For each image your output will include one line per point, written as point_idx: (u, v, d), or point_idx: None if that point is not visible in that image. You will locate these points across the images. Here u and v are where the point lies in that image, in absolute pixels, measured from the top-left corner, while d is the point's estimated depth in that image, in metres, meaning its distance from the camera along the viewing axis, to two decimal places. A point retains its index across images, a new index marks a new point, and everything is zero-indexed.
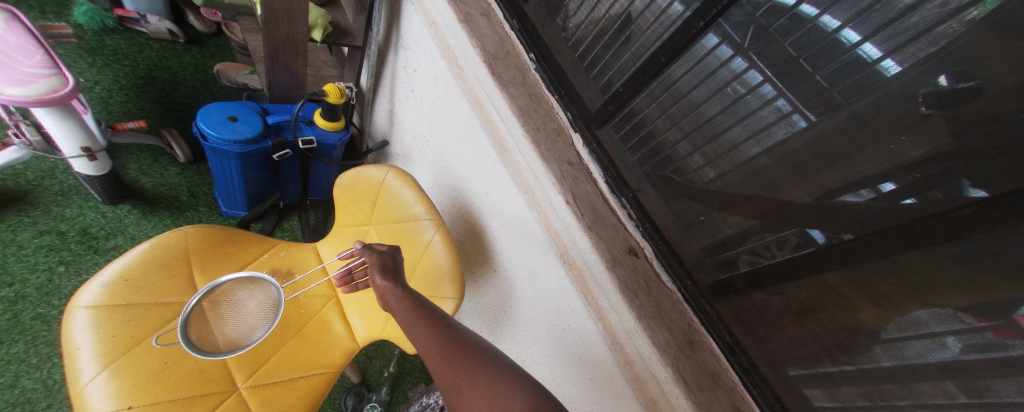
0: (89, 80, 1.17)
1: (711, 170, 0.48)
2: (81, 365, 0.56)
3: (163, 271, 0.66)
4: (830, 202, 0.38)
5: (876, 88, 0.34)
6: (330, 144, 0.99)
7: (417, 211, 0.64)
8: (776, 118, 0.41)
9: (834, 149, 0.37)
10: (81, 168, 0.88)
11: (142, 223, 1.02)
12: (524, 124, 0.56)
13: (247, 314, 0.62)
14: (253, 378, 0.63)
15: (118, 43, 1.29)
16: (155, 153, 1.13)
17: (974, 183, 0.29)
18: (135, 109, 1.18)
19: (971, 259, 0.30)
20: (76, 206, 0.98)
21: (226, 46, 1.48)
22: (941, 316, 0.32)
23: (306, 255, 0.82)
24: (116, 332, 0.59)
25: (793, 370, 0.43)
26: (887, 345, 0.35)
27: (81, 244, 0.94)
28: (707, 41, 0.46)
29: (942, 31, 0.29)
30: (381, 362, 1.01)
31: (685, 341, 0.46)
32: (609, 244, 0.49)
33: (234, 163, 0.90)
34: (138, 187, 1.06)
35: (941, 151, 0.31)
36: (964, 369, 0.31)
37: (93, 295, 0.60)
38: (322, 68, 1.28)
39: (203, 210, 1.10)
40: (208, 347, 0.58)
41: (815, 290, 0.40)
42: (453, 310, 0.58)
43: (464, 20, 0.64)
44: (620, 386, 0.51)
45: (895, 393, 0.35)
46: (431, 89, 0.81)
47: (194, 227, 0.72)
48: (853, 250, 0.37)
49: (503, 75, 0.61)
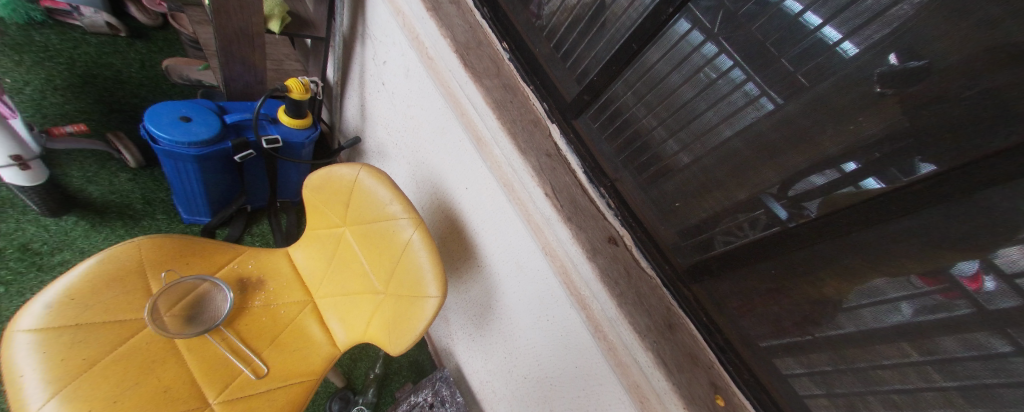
0: (17, 81, 1.06)
1: (687, 156, 0.49)
2: (27, 392, 0.52)
3: (114, 287, 0.61)
4: (795, 182, 0.39)
5: (837, 70, 0.34)
6: (297, 142, 0.94)
7: (394, 210, 0.62)
8: (744, 102, 0.42)
9: (800, 130, 0.38)
10: (12, 179, 0.80)
11: (91, 235, 0.94)
12: (499, 116, 0.54)
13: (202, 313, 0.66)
14: (225, 393, 0.61)
15: (48, 38, 1.17)
16: (101, 158, 1.04)
17: (924, 158, 0.31)
18: (74, 110, 1.08)
19: (923, 232, 0.31)
20: (13, 220, 0.90)
21: (175, 40, 1.37)
22: (895, 284, 0.34)
23: (278, 260, 0.79)
24: (65, 355, 0.54)
25: (763, 342, 0.45)
26: (849, 313, 0.37)
27: (22, 261, 0.87)
28: (679, 27, 0.46)
29: (894, 13, 0.30)
30: (366, 363, 0.99)
31: (664, 324, 0.47)
32: (589, 234, 0.49)
33: (191, 166, 0.84)
34: (85, 196, 0.97)
35: (897, 130, 0.32)
36: (917, 330, 0.32)
37: (35, 318, 0.56)
38: (284, 62, 1.21)
39: (161, 217, 1.03)
40: (157, 322, 0.62)
41: (783, 269, 0.41)
42: (397, 353, 0.60)
43: (432, 9, 0.62)
44: (604, 372, 0.52)
45: (856, 356, 0.37)
46: (403, 82, 0.78)
47: (146, 238, 0.67)
48: (819, 229, 0.38)
49: (475, 65, 0.59)
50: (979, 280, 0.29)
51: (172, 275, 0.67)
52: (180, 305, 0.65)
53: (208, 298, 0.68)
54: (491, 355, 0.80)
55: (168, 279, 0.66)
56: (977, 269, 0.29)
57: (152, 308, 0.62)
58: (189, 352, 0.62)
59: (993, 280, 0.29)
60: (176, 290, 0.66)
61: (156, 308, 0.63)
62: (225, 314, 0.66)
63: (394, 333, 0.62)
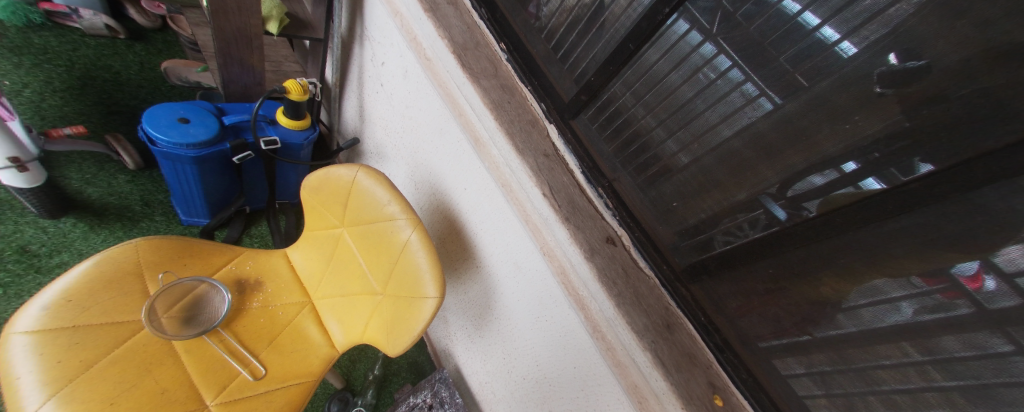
0: (16, 83, 1.06)
1: (686, 156, 0.49)
2: (23, 394, 0.52)
3: (112, 289, 0.61)
4: (794, 182, 0.39)
5: (835, 69, 0.34)
6: (296, 143, 0.94)
7: (392, 211, 0.62)
8: (743, 102, 0.42)
9: (799, 130, 0.38)
10: (10, 181, 0.81)
11: (90, 237, 0.94)
12: (497, 117, 0.54)
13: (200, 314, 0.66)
14: (223, 394, 0.61)
15: (47, 40, 1.17)
16: (100, 160, 1.04)
17: (923, 158, 0.31)
18: (73, 112, 1.08)
19: (921, 231, 0.31)
20: (11, 222, 0.90)
21: (174, 42, 1.38)
22: (895, 283, 0.33)
23: (277, 261, 0.79)
24: (62, 357, 0.54)
25: (763, 342, 0.45)
26: (848, 313, 0.37)
27: (20, 263, 0.86)
28: (678, 27, 0.46)
29: (893, 13, 0.30)
30: (365, 364, 0.99)
31: (662, 324, 0.47)
32: (587, 234, 0.49)
33: (190, 168, 0.84)
34: (83, 198, 0.97)
35: (895, 129, 0.32)
36: (917, 330, 0.32)
37: (32, 320, 0.56)
38: (284, 63, 1.22)
39: (160, 219, 1.03)
40: (155, 323, 0.61)
41: (783, 269, 0.41)
42: (396, 354, 0.60)
43: (430, 10, 0.62)
44: (602, 372, 0.52)
45: (856, 356, 0.37)
46: (401, 83, 0.78)
47: (145, 240, 0.67)
48: (817, 228, 0.38)
49: (473, 66, 0.59)
50: (979, 280, 0.29)
51: (169, 277, 0.67)
52: (178, 305, 0.65)
53: (206, 300, 0.68)
54: (490, 356, 0.80)
55: (167, 280, 0.66)
56: (977, 269, 0.29)
57: (149, 309, 0.62)
58: (187, 354, 0.62)
59: (993, 279, 0.28)
60: (174, 291, 0.66)
61: (154, 309, 0.63)
62: (223, 316, 0.66)
63: (392, 334, 0.62)
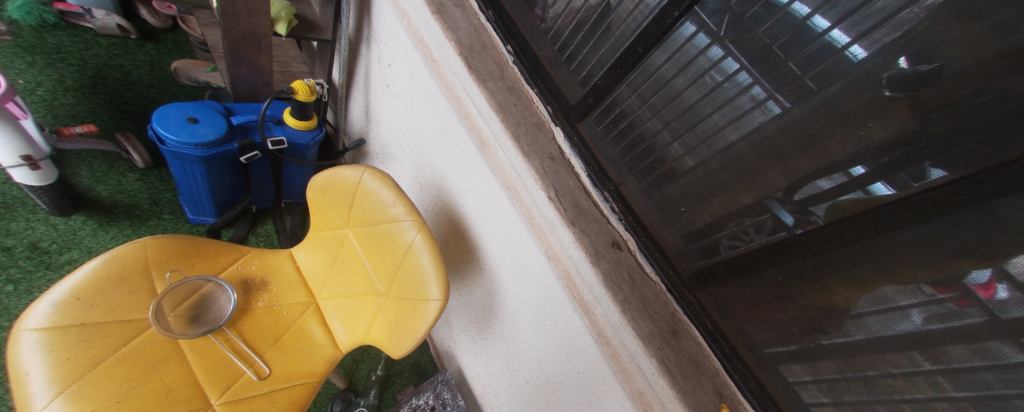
0: (29, 82, 1.08)
1: (692, 159, 0.48)
2: (32, 391, 0.52)
3: (120, 286, 0.62)
4: (801, 187, 0.38)
5: (846, 73, 0.34)
6: (303, 143, 0.95)
7: (397, 212, 0.62)
8: (751, 106, 0.41)
9: (807, 135, 0.37)
10: (22, 178, 0.82)
11: (99, 234, 0.95)
12: (504, 119, 0.54)
13: (207, 313, 0.67)
14: (228, 393, 0.61)
15: (61, 40, 1.19)
16: (110, 158, 1.06)
17: (935, 164, 0.30)
18: (84, 111, 1.10)
19: (933, 239, 0.31)
20: (23, 219, 0.91)
21: (184, 42, 1.39)
22: (906, 291, 0.33)
23: (281, 261, 0.79)
24: (71, 355, 0.55)
25: (769, 349, 0.44)
26: (856, 321, 0.36)
27: (31, 260, 0.88)
28: (685, 30, 0.45)
29: (905, 16, 0.30)
30: (368, 365, 0.99)
31: (668, 330, 0.46)
32: (593, 239, 0.49)
33: (197, 167, 0.85)
34: (93, 196, 0.99)
35: (907, 135, 0.31)
36: (927, 339, 0.32)
37: (41, 317, 0.56)
38: (290, 63, 1.23)
39: (168, 217, 1.04)
40: (162, 321, 0.62)
41: (791, 275, 0.41)
42: (399, 357, 0.60)
43: (436, 12, 0.62)
44: (607, 379, 0.52)
45: (864, 364, 0.36)
46: (407, 84, 0.78)
47: (153, 238, 0.68)
48: (827, 234, 0.37)
49: (480, 68, 0.59)
50: (992, 288, 0.28)
51: (176, 275, 0.67)
52: (185, 304, 0.66)
53: (211, 300, 0.68)
54: (493, 358, 0.80)
55: (174, 280, 0.66)
56: (988, 277, 0.28)
57: (157, 307, 0.63)
58: (192, 351, 0.62)
59: (1005, 288, 0.27)
60: (182, 289, 0.66)
61: (162, 306, 0.63)
62: (228, 316, 0.67)
63: (395, 335, 0.62)
